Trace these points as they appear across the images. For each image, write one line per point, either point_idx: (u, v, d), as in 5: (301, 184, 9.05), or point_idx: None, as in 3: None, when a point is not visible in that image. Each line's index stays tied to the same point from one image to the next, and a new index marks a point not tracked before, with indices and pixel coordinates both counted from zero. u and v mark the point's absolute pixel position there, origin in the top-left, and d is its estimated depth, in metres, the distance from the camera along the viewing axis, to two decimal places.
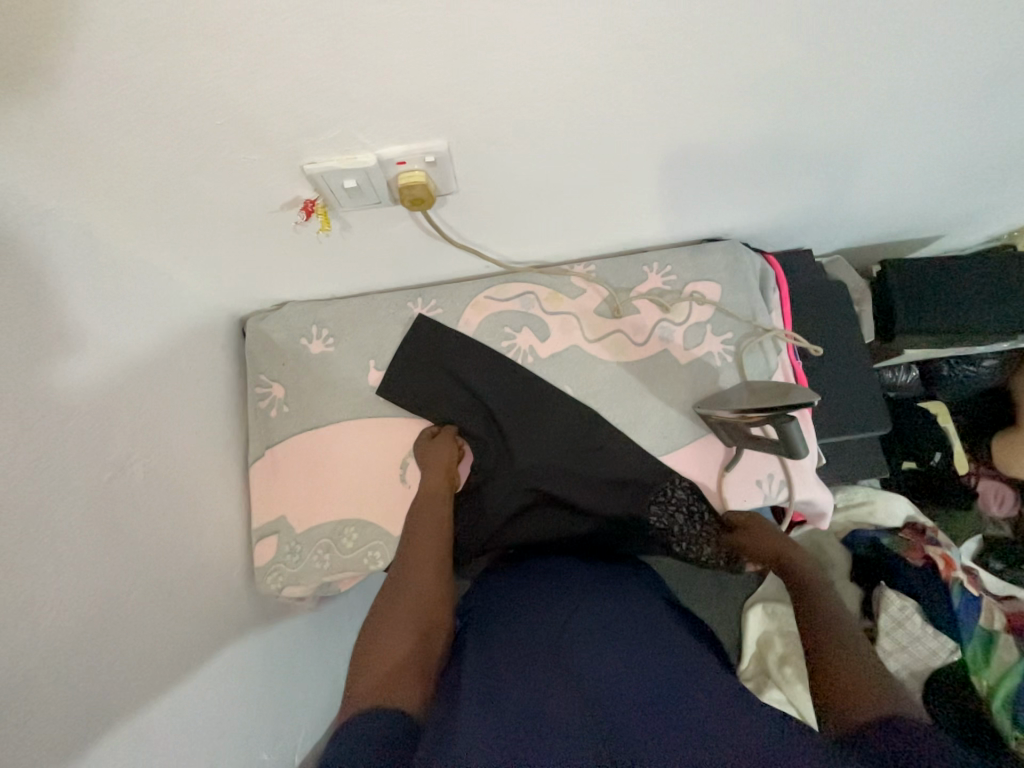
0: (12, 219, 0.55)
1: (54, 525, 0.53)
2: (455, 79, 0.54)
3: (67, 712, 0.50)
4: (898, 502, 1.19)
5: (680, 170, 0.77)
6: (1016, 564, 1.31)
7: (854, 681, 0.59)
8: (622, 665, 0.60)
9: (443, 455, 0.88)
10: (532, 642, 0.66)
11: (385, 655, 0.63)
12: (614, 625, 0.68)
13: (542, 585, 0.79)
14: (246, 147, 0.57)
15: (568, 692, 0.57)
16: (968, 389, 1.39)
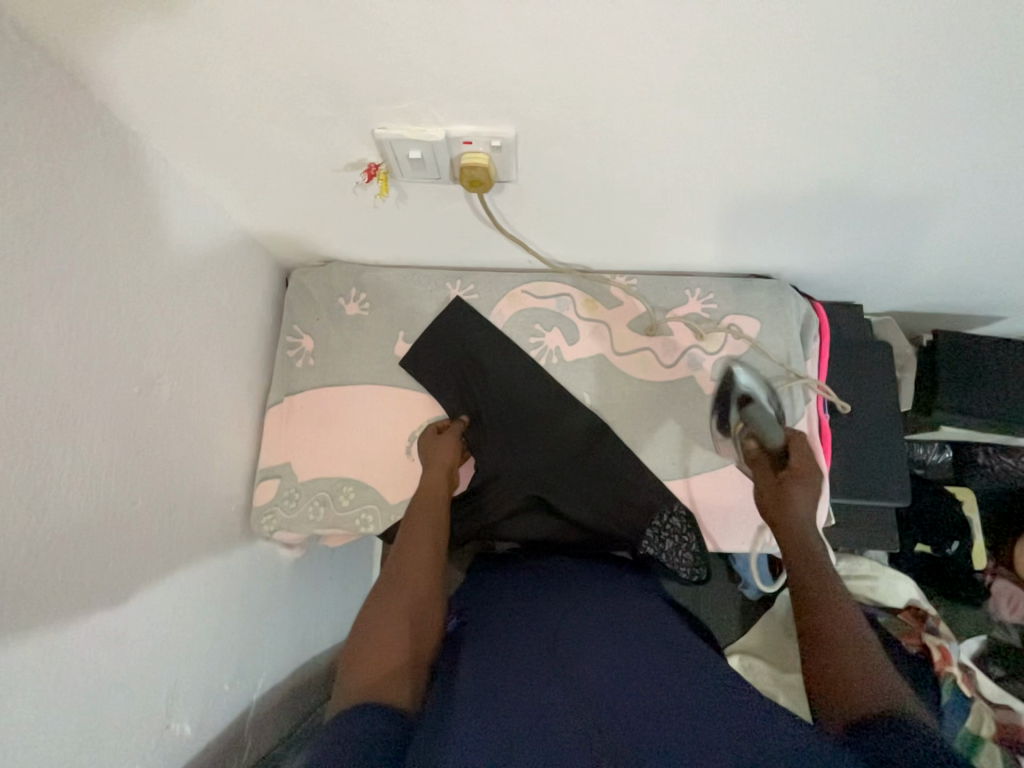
0: (100, 133, 0.59)
1: (82, 424, 0.56)
2: (539, 69, 0.54)
3: (59, 602, 0.53)
4: (903, 583, 1.14)
5: (741, 201, 0.76)
6: (1018, 675, 1.24)
7: (851, 676, 0.57)
8: (621, 677, 0.58)
9: (446, 454, 0.88)
10: (532, 646, 0.64)
11: (378, 647, 0.61)
12: (614, 634, 0.65)
13: (546, 586, 0.78)
14: (324, 103, 0.59)
15: (565, 700, 0.55)
16: (999, 482, 1.32)
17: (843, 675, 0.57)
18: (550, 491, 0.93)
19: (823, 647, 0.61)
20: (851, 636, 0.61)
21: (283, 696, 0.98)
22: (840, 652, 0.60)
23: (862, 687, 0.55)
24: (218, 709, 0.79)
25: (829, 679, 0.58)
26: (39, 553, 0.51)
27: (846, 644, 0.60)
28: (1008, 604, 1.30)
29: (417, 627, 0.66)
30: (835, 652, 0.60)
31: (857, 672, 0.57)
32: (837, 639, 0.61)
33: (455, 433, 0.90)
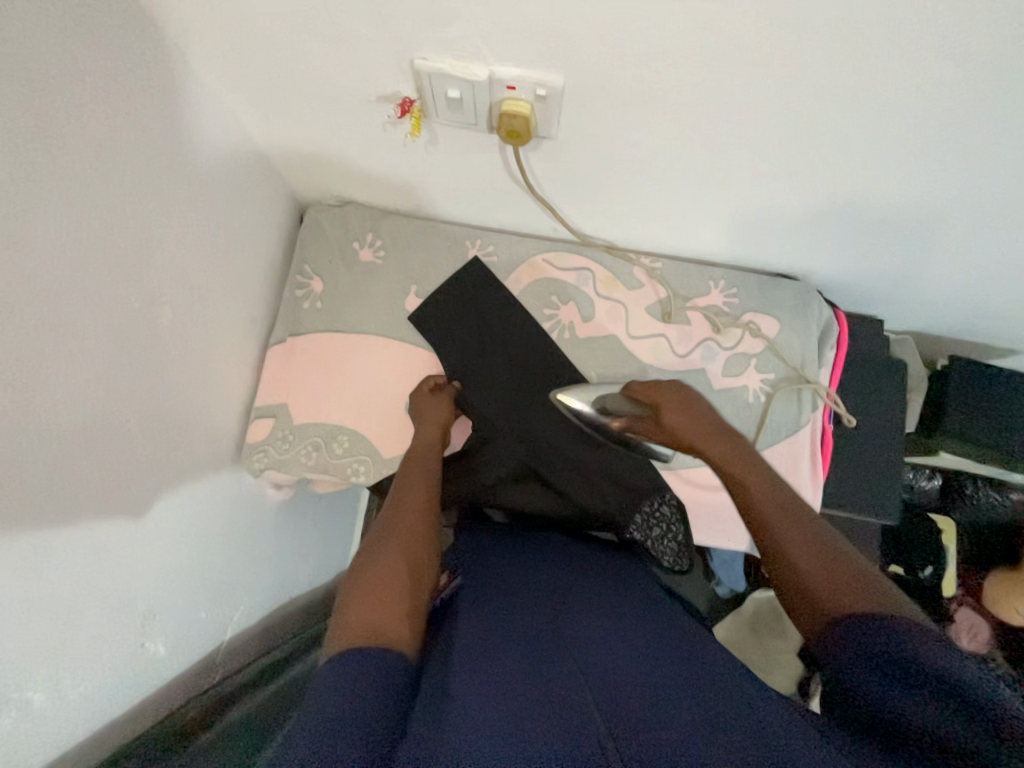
0: (121, 20, 0.54)
1: (79, 328, 0.54)
2: (599, 10, 0.50)
3: (43, 506, 0.52)
4: None
5: (785, 190, 0.72)
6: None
7: (825, 585, 0.51)
8: (625, 658, 0.54)
9: (439, 412, 0.86)
10: (536, 620, 0.61)
11: (379, 584, 0.55)
12: (613, 613, 0.62)
13: (545, 560, 0.75)
14: (364, 20, 0.55)
15: (572, 676, 0.52)
16: (985, 515, 1.33)
17: (814, 588, 0.52)
18: (544, 465, 0.92)
19: (790, 564, 0.55)
20: (811, 536, 0.57)
21: (256, 631, 0.99)
22: (808, 565, 0.54)
23: (838, 594, 0.50)
24: (192, 634, 0.79)
25: (800, 592, 0.53)
26: (26, 454, 0.49)
27: (814, 552, 0.55)
28: (967, 634, 1.30)
29: (417, 568, 0.61)
30: (798, 561, 0.55)
31: (833, 579, 0.52)
32: (804, 552, 0.55)
33: (449, 394, 0.89)
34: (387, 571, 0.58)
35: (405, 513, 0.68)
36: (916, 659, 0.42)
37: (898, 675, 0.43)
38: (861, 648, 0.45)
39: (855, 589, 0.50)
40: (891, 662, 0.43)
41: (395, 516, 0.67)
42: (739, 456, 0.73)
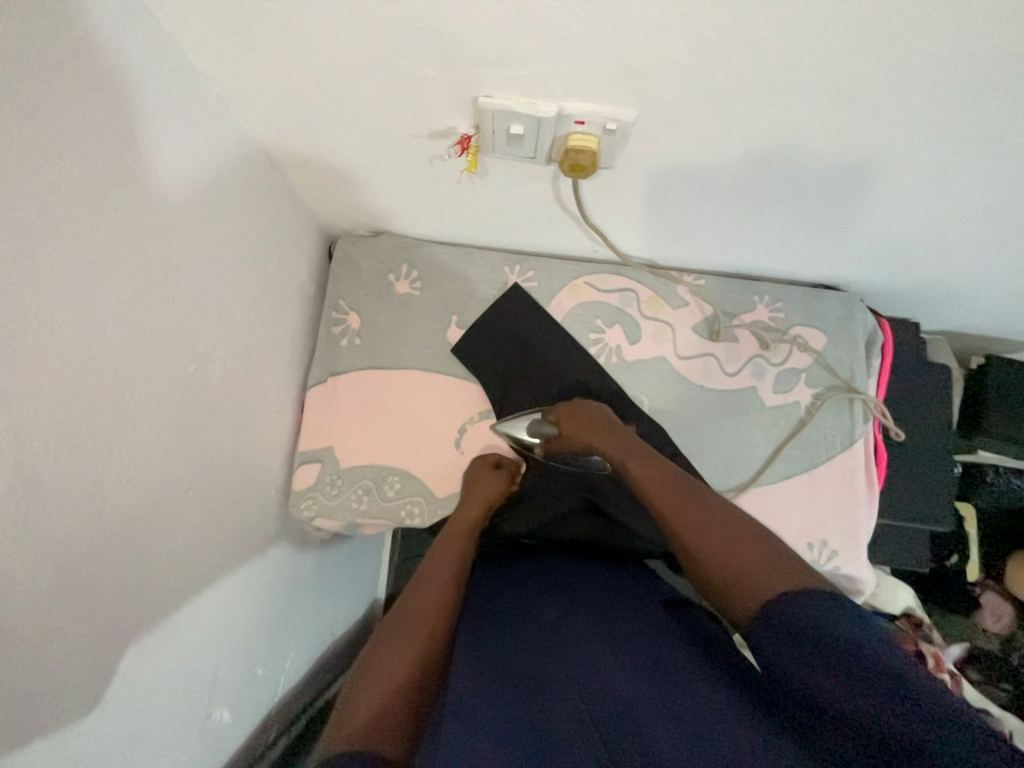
0: (167, 73, 0.51)
1: (138, 405, 0.50)
2: (684, 48, 0.48)
3: (114, 598, 0.48)
4: (902, 591, 1.13)
5: (845, 208, 0.70)
6: (995, 681, 1.25)
7: (726, 567, 0.54)
8: (639, 682, 0.50)
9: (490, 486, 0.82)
10: (522, 636, 0.58)
11: (384, 682, 0.51)
12: (615, 625, 0.58)
13: (533, 572, 0.71)
14: (428, 60, 0.51)
15: (564, 703, 0.49)
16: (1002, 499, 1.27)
17: (727, 579, 0.53)
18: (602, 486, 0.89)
19: (698, 562, 0.56)
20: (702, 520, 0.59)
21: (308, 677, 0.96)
22: (715, 556, 0.55)
23: (750, 578, 0.52)
24: (252, 694, 0.77)
25: (716, 587, 0.54)
26: (99, 546, 0.46)
27: (719, 538, 0.56)
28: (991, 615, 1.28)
29: (434, 647, 0.56)
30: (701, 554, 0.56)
31: (745, 563, 0.53)
32: (707, 541, 0.56)
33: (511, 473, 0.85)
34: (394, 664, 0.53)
35: (428, 584, 0.64)
36: (830, 634, 0.45)
37: (818, 650, 0.44)
38: (780, 631, 0.47)
39: (762, 569, 0.52)
40: (807, 640, 0.45)
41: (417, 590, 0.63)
42: (624, 446, 0.74)
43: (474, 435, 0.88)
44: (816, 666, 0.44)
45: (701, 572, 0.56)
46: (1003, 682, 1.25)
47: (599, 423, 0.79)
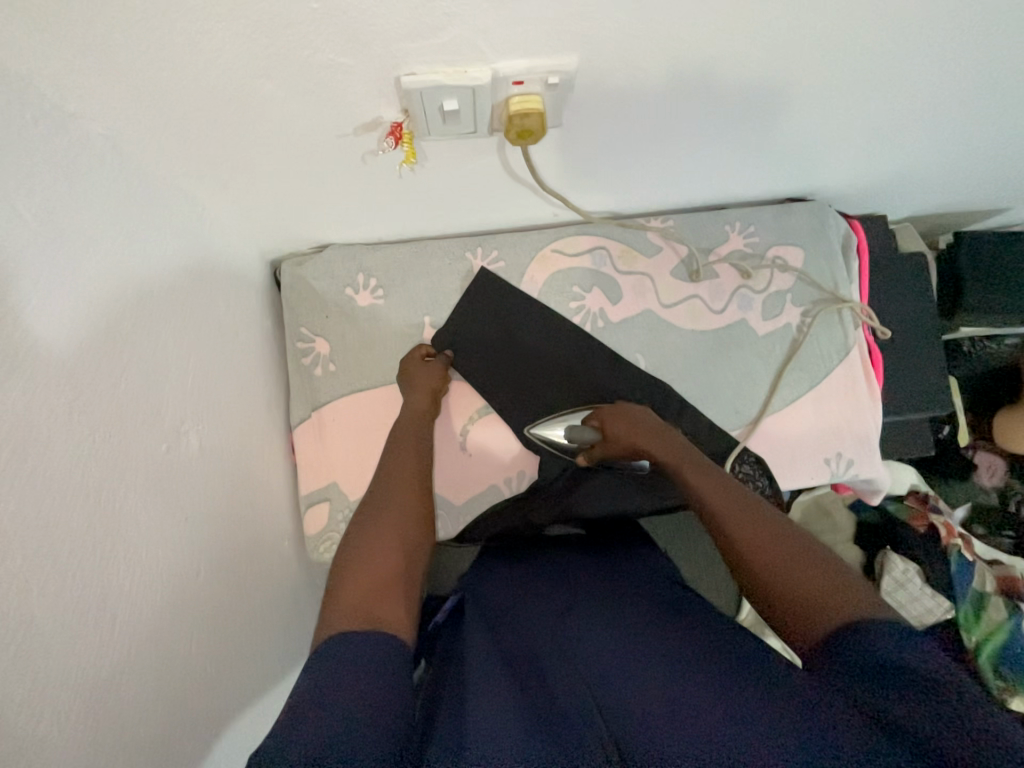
0: (35, 126, 0.43)
1: (121, 505, 0.46)
2: None
3: (154, 708, 0.46)
4: (905, 470, 1.15)
5: (807, 118, 0.67)
6: (998, 532, 1.25)
7: (806, 588, 0.49)
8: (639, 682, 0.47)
9: (432, 380, 0.80)
10: (525, 645, 0.55)
11: (374, 574, 0.51)
12: (638, 623, 0.55)
13: (538, 572, 0.68)
14: (335, 45, 0.44)
15: (576, 681, 0.48)
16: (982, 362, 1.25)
17: (789, 595, 0.50)
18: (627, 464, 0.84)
19: (759, 576, 0.53)
20: (783, 541, 0.54)
21: None
22: (782, 571, 0.51)
23: (819, 599, 0.48)
24: None
25: (772, 604, 0.51)
26: (122, 668, 0.43)
27: (786, 554, 0.53)
28: (987, 472, 1.27)
29: (411, 548, 0.58)
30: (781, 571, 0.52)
31: (816, 586, 0.49)
32: (772, 556, 0.53)
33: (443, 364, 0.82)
34: (378, 557, 0.53)
35: (395, 493, 0.64)
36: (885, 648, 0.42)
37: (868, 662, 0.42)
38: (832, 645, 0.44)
39: (834, 594, 0.48)
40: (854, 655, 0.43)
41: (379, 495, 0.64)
42: (673, 450, 0.71)
43: (478, 434, 0.85)
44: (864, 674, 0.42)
45: (760, 585, 0.53)
46: (1004, 531, 1.24)
47: (649, 427, 0.76)
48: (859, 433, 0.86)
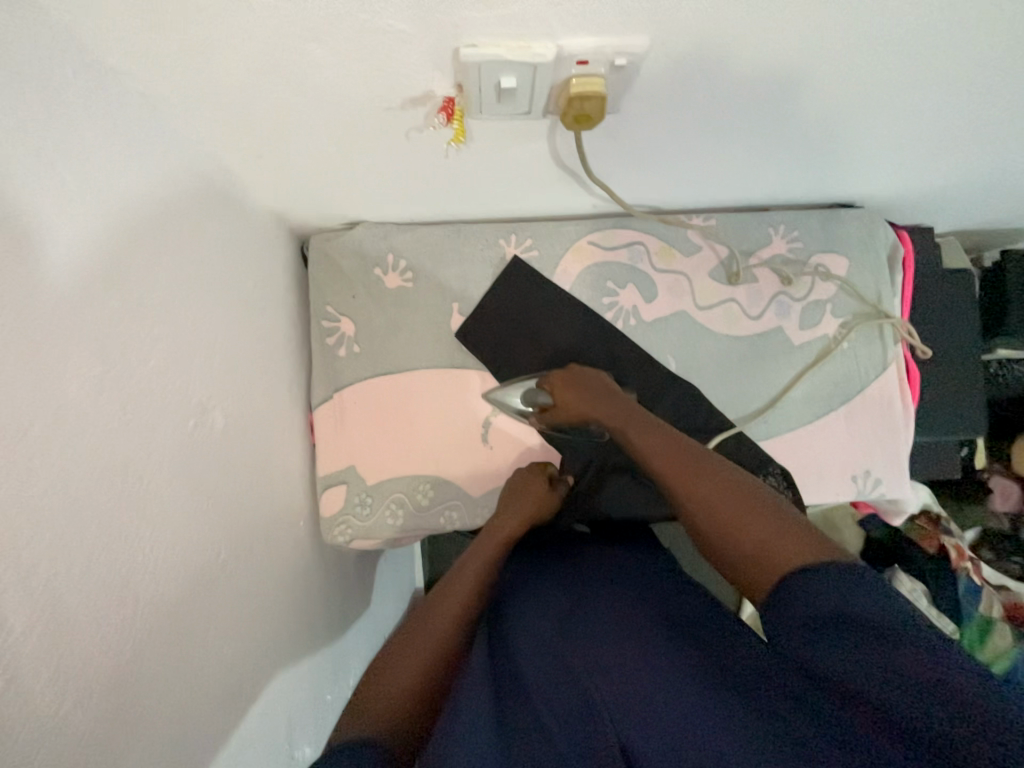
0: (73, 81, 0.40)
1: (146, 483, 0.44)
2: None
3: (174, 688, 0.45)
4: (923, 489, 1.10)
5: (874, 122, 0.63)
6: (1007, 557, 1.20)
7: (755, 542, 0.50)
8: (642, 705, 0.47)
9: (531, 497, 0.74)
10: (517, 644, 0.56)
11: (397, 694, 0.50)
12: (642, 636, 0.54)
13: (539, 567, 0.70)
14: (396, 12, 0.42)
15: (566, 695, 0.49)
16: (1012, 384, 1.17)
17: (741, 555, 0.51)
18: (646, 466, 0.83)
19: (713, 537, 0.54)
20: (733, 489, 0.55)
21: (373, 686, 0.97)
22: (729, 528, 0.52)
23: (765, 551, 0.49)
24: (327, 720, 0.77)
25: (727, 559, 0.53)
26: (143, 647, 0.42)
27: (730, 505, 0.53)
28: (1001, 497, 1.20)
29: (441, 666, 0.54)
30: (733, 525, 0.52)
31: (760, 533, 0.50)
32: (720, 509, 0.54)
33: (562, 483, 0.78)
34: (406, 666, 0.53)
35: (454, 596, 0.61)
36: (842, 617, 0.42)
37: (833, 630, 0.42)
38: (786, 607, 0.45)
39: (777, 542, 0.49)
40: (819, 620, 0.43)
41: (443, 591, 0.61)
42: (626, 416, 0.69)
43: (499, 427, 0.83)
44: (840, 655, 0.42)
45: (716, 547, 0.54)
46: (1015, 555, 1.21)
47: (603, 390, 0.73)
48: (888, 452, 0.84)
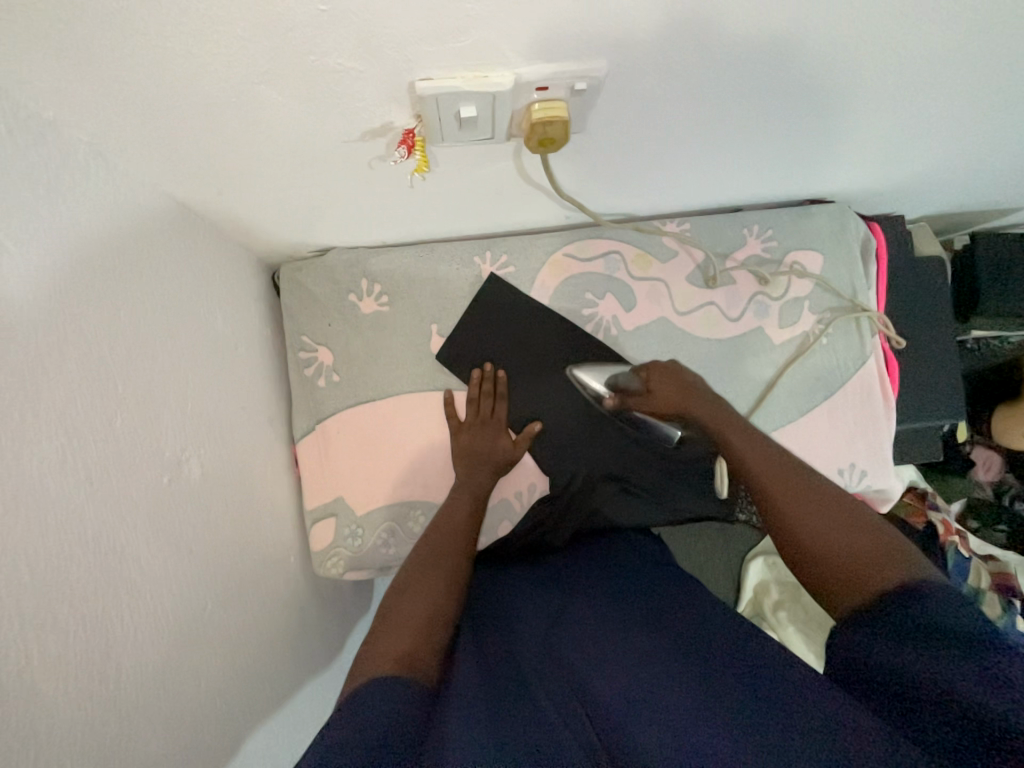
0: (9, 140, 0.38)
1: (121, 549, 0.43)
2: None
3: (165, 755, 0.44)
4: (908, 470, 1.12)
5: (838, 120, 0.63)
6: (992, 526, 1.24)
7: (852, 557, 0.52)
8: (637, 697, 0.48)
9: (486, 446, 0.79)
10: (515, 641, 0.59)
11: (420, 623, 0.53)
12: (632, 635, 0.56)
13: (535, 578, 0.72)
14: (344, 50, 0.40)
15: (563, 686, 0.52)
16: (989, 360, 1.19)
17: (840, 567, 0.51)
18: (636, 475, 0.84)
19: (807, 545, 0.55)
20: (841, 506, 0.56)
21: None
22: (827, 540, 0.53)
23: (866, 568, 0.50)
24: None
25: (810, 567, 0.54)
26: (130, 720, 0.41)
27: (835, 520, 0.55)
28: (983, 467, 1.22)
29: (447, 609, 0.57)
30: (836, 538, 0.53)
31: (858, 549, 0.52)
32: (819, 521, 0.55)
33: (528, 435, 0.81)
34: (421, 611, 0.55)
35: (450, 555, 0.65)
36: (907, 616, 0.44)
37: (894, 627, 0.44)
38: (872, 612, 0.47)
39: (886, 562, 0.50)
40: (898, 623, 0.44)
41: (441, 553, 0.65)
42: (726, 424, 0.70)
43: None
44: (896, 653, 0.43)
45: (808, 554, 0.54)
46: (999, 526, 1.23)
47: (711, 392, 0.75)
48: (870, 443, 0.85)
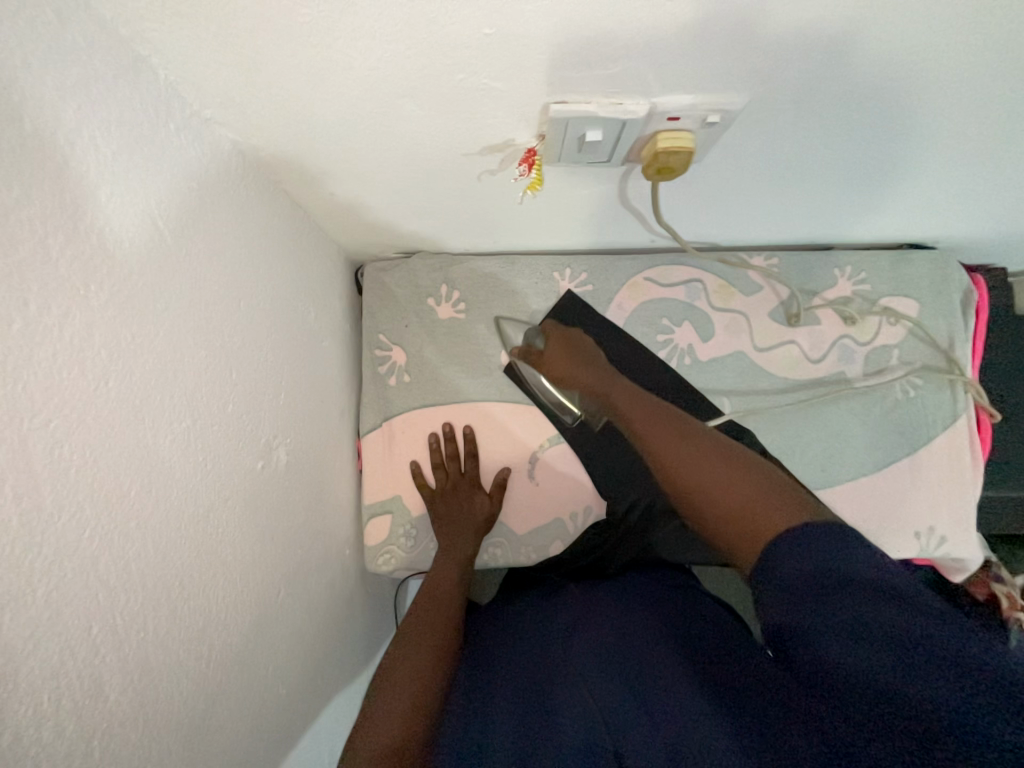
0: (176, 137, 0.41)
1: (221, 529, 0.44)
2: (821, 25, 0.37)
3: (235, 736, 0.45)
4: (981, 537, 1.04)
5: (966, 168, 0.60)
6: None
7: (732, 505, 0.48)
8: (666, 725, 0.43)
9: (467, 509, 0.78)
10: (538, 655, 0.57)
11: (398, 711, 0.49)
12: (659, 653, 0.52)
13: (566, 599, 0.69)
14: (493, 70, 0.41)
15: (576, 696, 0.49)
16: None
17: (731, 514, 0.47)
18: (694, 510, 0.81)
19: (692, 494, 0.51)
20: (719, 452, 0.53)
21: None
22: (710, 487, 0.50)
23: (760, 512, 0.46)
24: None
25: (702, 518, 0.50)
26: (213, 699, 0.42)
27: (714, 465, 0.51)
28: None
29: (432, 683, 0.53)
30: (716, 485, 0.49)
31: (740, 496, 0.48)
32: (695, 472, 0.51)
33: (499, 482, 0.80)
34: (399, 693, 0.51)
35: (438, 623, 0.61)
36: (801, 564, 0.40)
37: (823, 597, 0.37)
38: (774, 566, 0.41)
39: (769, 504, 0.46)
40: (801, 585, 0.39)
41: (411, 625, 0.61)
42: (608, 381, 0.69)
43: (546, 463, 0.82)
44: (835, 641, 0.36)
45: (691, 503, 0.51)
46: None
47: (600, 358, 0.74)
48: (953, 507, 0.80)
